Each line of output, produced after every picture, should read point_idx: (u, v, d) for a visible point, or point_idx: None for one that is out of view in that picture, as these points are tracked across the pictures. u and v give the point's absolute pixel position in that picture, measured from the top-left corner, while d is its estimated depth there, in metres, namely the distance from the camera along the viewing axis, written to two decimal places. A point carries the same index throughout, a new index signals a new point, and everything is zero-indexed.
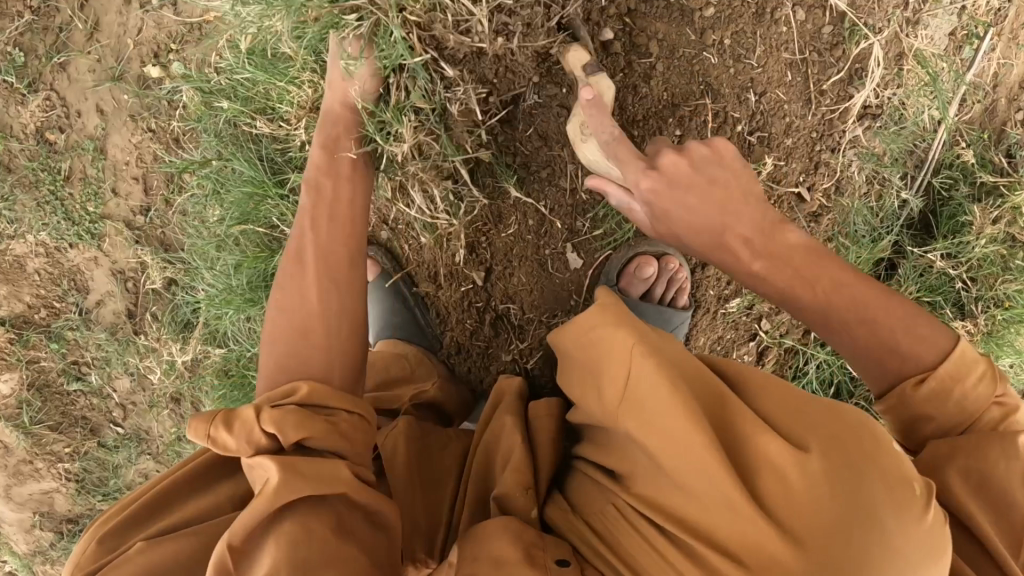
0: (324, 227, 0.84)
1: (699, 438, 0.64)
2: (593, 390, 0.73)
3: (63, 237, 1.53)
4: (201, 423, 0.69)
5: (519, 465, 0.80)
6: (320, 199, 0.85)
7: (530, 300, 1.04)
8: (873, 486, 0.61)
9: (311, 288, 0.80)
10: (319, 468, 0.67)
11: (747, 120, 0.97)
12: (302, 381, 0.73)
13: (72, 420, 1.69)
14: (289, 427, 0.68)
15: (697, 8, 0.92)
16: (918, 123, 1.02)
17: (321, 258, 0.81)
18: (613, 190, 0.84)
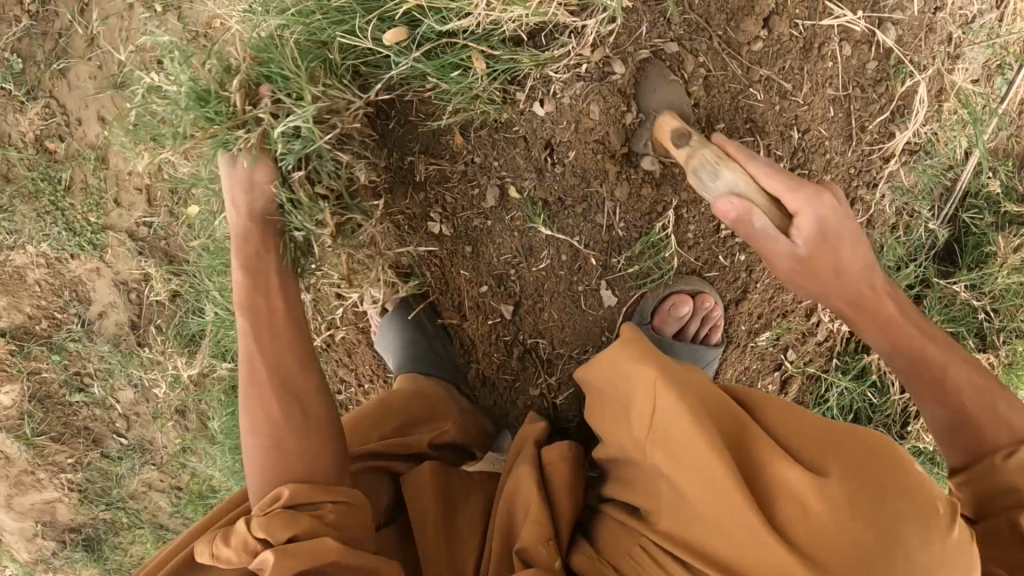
0: (271, 349, 0.80)
1: (720, 467, 0.63)
2: (623, 423, 0.73)
3: (64, 247, 1.49)
4: (204, 542, 0.71)
5: (539, 517, 0.78)
6: (259, 313, 0.82)
7: (561, 336, 1.03)
8: (896, 508, 0.60)
9: (274, 406, 0.77)
10: (309, 556, 0.66)
11: (788, 157, 0.94)
12: (282, 486, 0.71)
13: (74, 431, 1.66)
14: (277, 527, 0.67)
15: (745, 41, 0.90)
16: (951, 155, 1.02)
17: (281, 380, 0.78)
18: (759, 217, 0.75)
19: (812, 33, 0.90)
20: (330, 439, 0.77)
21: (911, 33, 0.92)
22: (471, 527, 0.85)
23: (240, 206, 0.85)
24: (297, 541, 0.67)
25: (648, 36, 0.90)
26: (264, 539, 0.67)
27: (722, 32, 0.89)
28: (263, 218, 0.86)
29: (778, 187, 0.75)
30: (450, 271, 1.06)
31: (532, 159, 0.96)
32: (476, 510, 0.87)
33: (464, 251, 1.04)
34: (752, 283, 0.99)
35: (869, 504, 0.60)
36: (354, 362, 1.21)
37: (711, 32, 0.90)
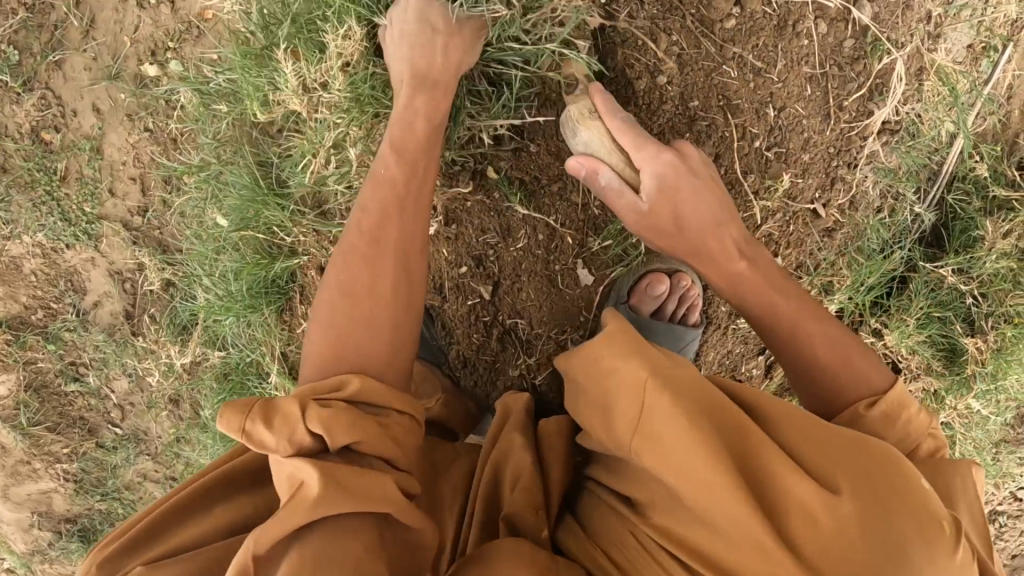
0: (403, 219, 0.81)
1: (722, 478, 0.62)
2: (609, 422, 0.70)
3: (59, 237, 1.51)
4: (236, 415, 0.67)
5: (529, 485, 0.81)
6: (406, 180, 0.82)
7: (539, 316, 1.03)
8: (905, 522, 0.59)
9: (383, 274, 0.78)
10: (361, 482, 0.66)
11: (765, 135, 0.95)
12: (354, 375, 0.72)
13: (70, 421, 1.68)
14: (340, 430, 0.67)
15: (718, 19, 0.91)
16: (936, 137, 1.01)
17: (400, 251, 0.79)
18: (606, 173, 0.84)
19: (786, 10, 0.90)
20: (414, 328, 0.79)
21: (888, 11, 0.92)
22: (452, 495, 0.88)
23: (444, 61, 0.84)
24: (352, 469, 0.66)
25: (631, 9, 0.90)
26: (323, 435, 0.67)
27: (694, 10, 0.90)
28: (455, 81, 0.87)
29: (626, 146, 0.84)
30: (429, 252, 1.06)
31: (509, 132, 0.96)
32: (458, 478, 0.90)
33: (442, 231, 1.04)
34: None
35: (873, 518, 0.60)
36: None
37: (684, 11, 0.90)
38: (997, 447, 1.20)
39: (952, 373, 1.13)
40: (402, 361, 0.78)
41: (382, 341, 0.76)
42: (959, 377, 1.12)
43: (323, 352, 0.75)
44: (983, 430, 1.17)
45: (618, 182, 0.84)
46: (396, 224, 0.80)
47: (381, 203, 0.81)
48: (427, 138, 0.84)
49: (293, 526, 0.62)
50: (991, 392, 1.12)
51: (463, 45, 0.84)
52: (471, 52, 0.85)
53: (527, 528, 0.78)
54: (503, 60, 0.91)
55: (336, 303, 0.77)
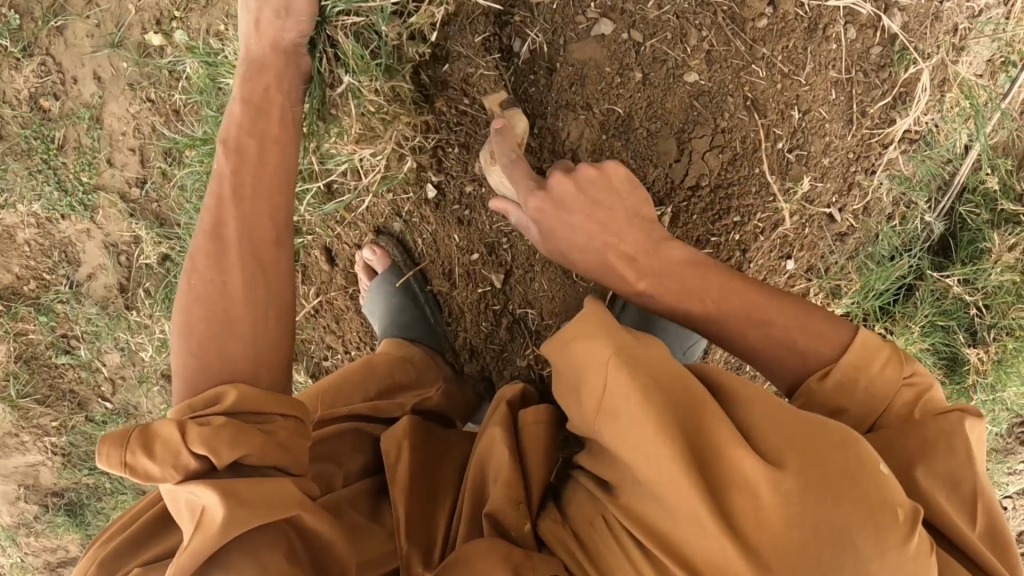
0: (244, 201, 0.75)
1: (668, 447, 0.61)
2: (578, 401, 0.70)
3: (55, 207, 1.48)
4: (115, 448, 0.64)
5: (508, 480, 0.77)
6: (240, 167, 0.76)
7: (551, 306, 1.03)
8: (846, 503, 0.57)
9: (234, 273, 0.73)
10: (261, 492, 0.62)
11: (787, 137, 0.95)
12: (228, 387, 0.68)
13: (60, 394, 1.65)
14: (224, 447, 0.63)
15: (750, 18, 0.90)
16: (951, 148, 1.01)
17: (243, 237, 0.74)
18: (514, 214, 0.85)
19: (818, 13, 0.90)
20: (278, 316, 0.74)
21: (917, 20, 0.92)
22: (439, 485, 0.84)
23: (262, 39, 0.82)
24: (238, 483, 0.62)
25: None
26: (205, 456, 0.63)
27: (727, 6, 0.90)
28: (296, 54, 0.85)
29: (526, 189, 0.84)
30: (441, 238, 1.07)
31: (467, 116, 0.99)
32: (448, 472, 0.87)
33: (455, 216, 1.05)
34: (745, 262, 1.01)
35: (819, 496, 0.58)
36: (342, 330, 1.22)
37: (715, 7, 0.90)
38: (989, 455, 1.22)
39: (952, 382, 1.14)
40: (273, 352, 0.72)
41: (242, 340, 0.71)
42: (960, 387, 1.13)
43: (188, 370, 0.70)
44: None
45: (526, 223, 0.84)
46: (238, 214, 0.75)
47: (218, 195, 0.75)
48: (255, 110, 0.80)
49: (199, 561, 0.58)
50: (987, 402, 1.13)
51: (274, 14, 0.82)
52: (287, 18, 0.83)
53: (510, 524, 0.75)
54: (341, 17, 0.90)
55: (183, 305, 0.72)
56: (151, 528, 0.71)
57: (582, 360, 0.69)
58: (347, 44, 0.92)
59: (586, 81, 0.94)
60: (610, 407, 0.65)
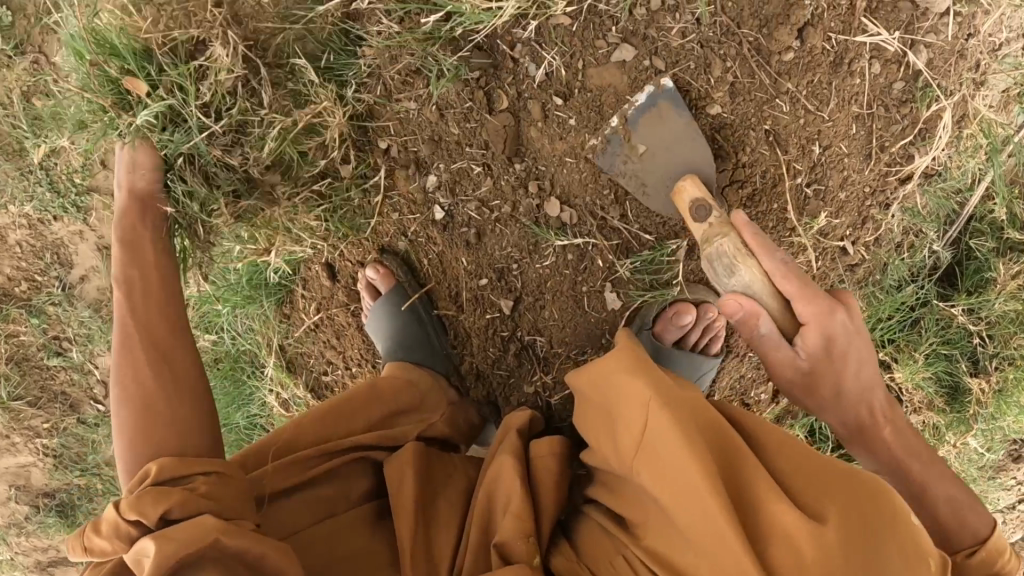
0: (136, 310, 0.80)
1: (709, 488, 0.60)
2: (612, 436, 0.69)
3: (46, 209, 1.45)
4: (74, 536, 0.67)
5: (520, 509, 0.76)
6: (130, 284, 0.83)
7: (561, 335, 1.03)
8: (888, 554, 0.57)
9: (140, 367, 0.76)
10: (182, 528, 0.61)
11: (807, 171, 0.94)
12: (151, 463, 0.68)
13: (51, 395, 1.63)
14: (148, 504, 0.63)
15: (777, 51, 0.89)
16: (963, 179, 1.01)
17: (141, 335, 0.78)
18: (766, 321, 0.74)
19: (844, 47, 0.89)
20: (190, 389, 0.76)
21: (942, 57, 0.91)
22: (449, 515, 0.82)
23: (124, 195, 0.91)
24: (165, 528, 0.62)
25: (682, 27, 0.89)
26: (138, 521, 0.63)
27: (753, 37, 0.89)
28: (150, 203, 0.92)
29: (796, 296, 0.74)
30: (449, 261, 1.06)
31: (480, 146, 0.98)
32: (453, 498, 0.85)
33: (463, 239, 1.03)
34: None
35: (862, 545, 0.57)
36: (343, 345, 1.21)
37: (742, 37, 0.89)
38: (985, 479, 1.23)
39: (952, 410, 1.15)
40: (199, 429, 0.74)
41: (167, 428, 0.73)
42: (960, 414, 1.14)
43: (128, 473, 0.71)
44: (974, 464, 1.20)
45: (778, 336, 0.74)
46: (133, 325, 0.79)
47: (116, 316, 0.80)
48: (129, 249, 0.86)
49: None
50: (986, 430, 1.14)
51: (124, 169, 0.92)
52: (136, 170, 0.93)
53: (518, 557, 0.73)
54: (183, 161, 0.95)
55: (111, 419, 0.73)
56: None
57: (621, 395, 0.68)
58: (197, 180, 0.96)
59: (604, 108, 0.92)
60: (649, 445, 0.64)
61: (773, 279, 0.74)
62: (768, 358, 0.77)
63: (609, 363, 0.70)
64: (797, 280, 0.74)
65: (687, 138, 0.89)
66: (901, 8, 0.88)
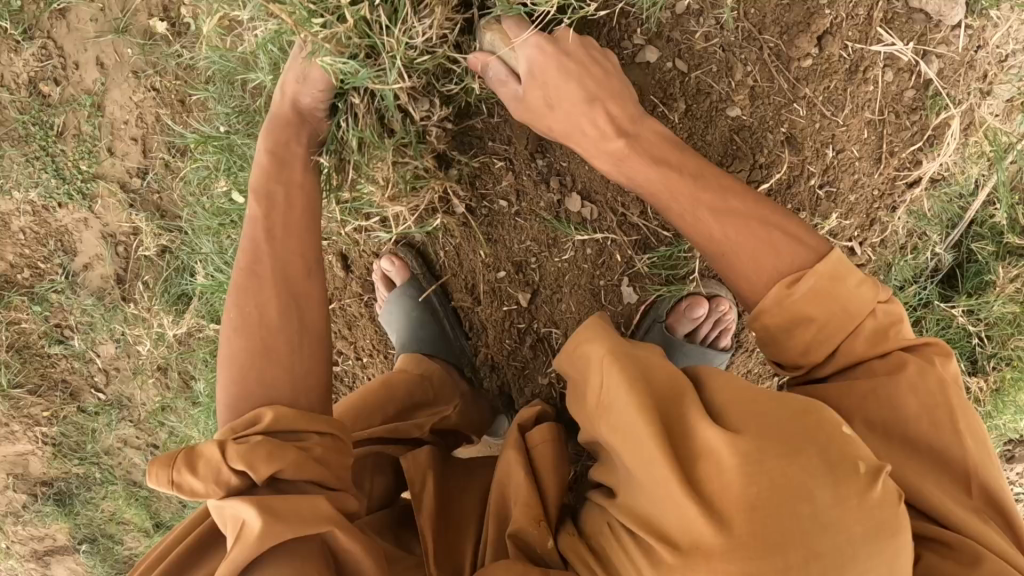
0: (276, 242, 0.78)
1: (646, 424, 0.62)
2: (577, 397, 0.72)
3: (52, 195, 1.44)
4: (162, 467, 0.67)
5: (527, 500, 0.78)
6: (270, 209, 0.79)
7: (577, 328, 1.05)
8: (809, 465, 0.58)
9: (271, 303, 0.76)
10: (298, 507, 0.64)
11: (820, 173, 0.97)
12: (266, 408, 0.70)
13: (52, 383, 1.61)
14: (260, 462, 0.65)
15: (796, 57, 0.92)
16: (966, 185, 1.03)
17: (278, 271, 0.77)
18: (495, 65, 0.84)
19: (858, 55, 0.92)
20: (310, 342, 0.76)
21: (952, 67, 0.94)
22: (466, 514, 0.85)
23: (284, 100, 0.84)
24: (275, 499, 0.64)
25: (706, 31, 0.91)
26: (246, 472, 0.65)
27: (774, 43, 0.91)
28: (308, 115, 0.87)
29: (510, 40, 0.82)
30: (467, 253, 1.07)
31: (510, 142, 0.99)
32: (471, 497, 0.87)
33: (483, 233, 1.04)
34: None
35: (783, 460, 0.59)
36: (354, 336, 1.22)
37: (762, 43, 0.91)
38: None
39: None
40: (313, 382, 0.74)
41: (281, 364, 0.74)
42: None
43: (231, 389, 0.73)
44: None
45: (504, 74, 0.83)
46: (271, 252, 0.77)
47: (251, 234, 0.78)
48: (276, 159, 0.82)
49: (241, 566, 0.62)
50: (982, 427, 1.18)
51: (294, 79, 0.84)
52: (307, 85, 0.84)
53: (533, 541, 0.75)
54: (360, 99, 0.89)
55: (229, 347, 0.74)
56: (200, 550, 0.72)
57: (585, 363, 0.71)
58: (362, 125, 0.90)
59: None
60: (606, 402, 0.67)
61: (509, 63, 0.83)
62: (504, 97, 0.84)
63: (579, 334, 0.73)
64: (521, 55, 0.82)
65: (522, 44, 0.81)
66: (914, 19, 0.91)
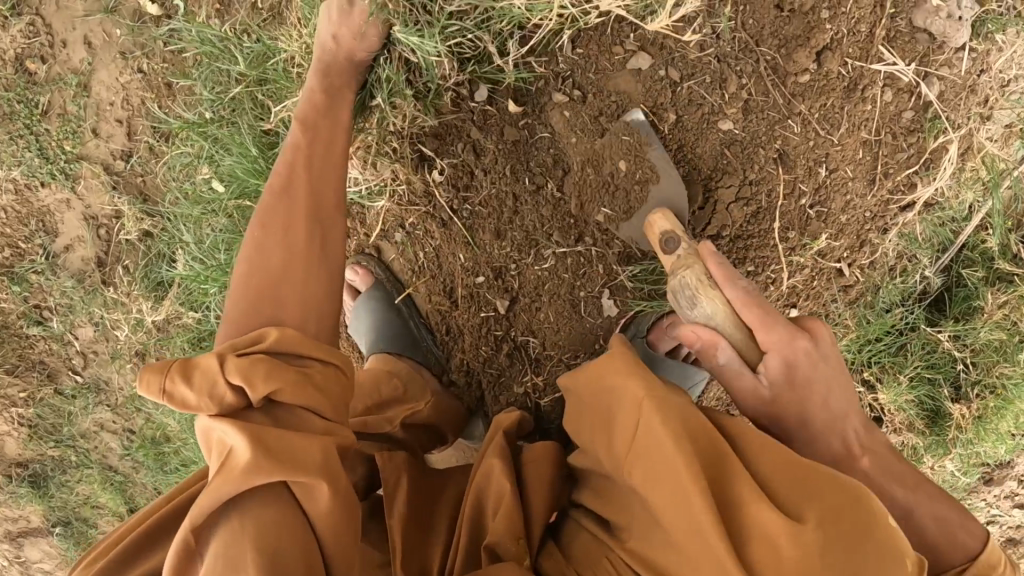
0: (316, 169, 0.83)
1: (695, 490, 0.60)
2: (606, 436, 0.69)
3: (35, 174, 1.41)
4: (156, 375, 0.66)
5: (509, 513, 0.76)
6: (313, 141, 0.85)
7: (554, 338, 1.03)
8: (863, 560, 0.56)
9: (296, 223, 0.78)
10: (291, 449, 0.62)
11: (811, 193, 0.95)
12: (271, 328, 0.69)
13: (29, 364, 1.59)
14: (259, 381, 0.64)
15: (793, 72, 0.90)
16: (961, 209, 1.01)
17: (311, 196, 0.80)
18: (725, 349, 0.72)
19: (858, 73, 0.90)
20: (326, 273, 0.77)
21: (953, 91, 0.92)
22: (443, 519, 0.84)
23: (339, 49, 0.89)
24: (271, 435, 0.62)
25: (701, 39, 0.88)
26: (240, 387, 0.64)
27: (771, 56, 0.89)
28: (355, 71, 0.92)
29: (751, 319, 0.72)
30: (445, 254, 1.06)
31: (506, 147, 0.97)
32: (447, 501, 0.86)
33: (463, 237, 1.03)
34: None
35: (840, 554, 0.56)
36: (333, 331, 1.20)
37: (759, 55, 0.89)
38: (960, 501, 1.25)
39: (932, 432, 1.17)
40: (324, 310, 0.74)
41: (297, 287, 0.74)
42: (939, 438, 1.16)
43: (238, 314, 0.72)
44: (947, 485, 1.23)
45: (739, 364, 0.72)
46: (307, 179, 0.81)
47: (293, 159, 0.83)
48: (329, 97, 0.89)
49: (220, 500, 0.60)
50: (962, 453, 1.17)
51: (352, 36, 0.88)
52: (362, 41, 0.89)
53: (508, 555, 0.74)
54: (405, 49, 0.91)
55: (247, 257, 0.76)
56: (154, 536, 0.71)
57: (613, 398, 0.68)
58: (394, 72, 0.93)
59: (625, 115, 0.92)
60: (641, 448, 0.64)
61: (733, 307, 0.73)
62: (733, 387, 0.73)
63: (609, 363, 0.70)
64: (757, 308, 0.72)
65: (757, 305, 0.72)
66: (917, 39, 0.89)
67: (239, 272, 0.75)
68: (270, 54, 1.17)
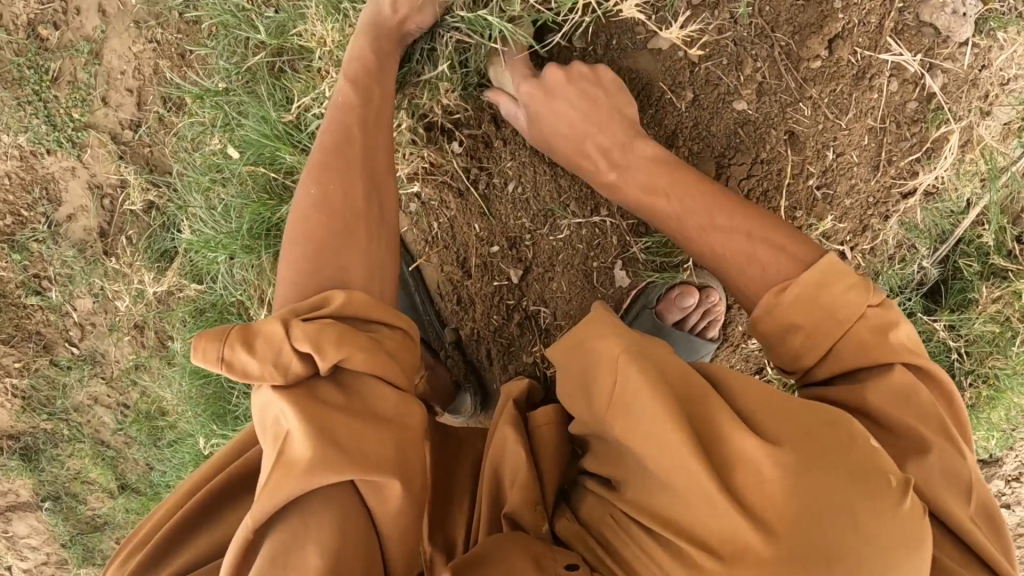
0: (366, 134, 0.82)
1: (676, 429, 0.61)
2: (585, 399, 0.69)
3: (41, 141, 1.41)
4: (213, 342, 0.65)
5: (526, 482, 0.76)
6: (364, 103, 0.84)
7: (565, 309, 1.05)
8: (840, 475, 0.58)
9: (354, 181, 0.78)
10: (354, 439, 0.61)
11: (819, 174, 0.99)
12: (337, 291, 0.69)
13: (25, 334, 1.58)
14: (329, 346, 0.64)
15: (807, 58, 0.93)
16: (958, 202, 1.04)
17: (366, 156, 0.80)
18: (506, 103, 0.94)
19: (867, 61, 0.93)
20: (385, 235, 0.78)
21: (956, 84, 0.95)
22: (459, 489, 0.84)
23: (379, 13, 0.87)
24: (336, 418, 0.62)
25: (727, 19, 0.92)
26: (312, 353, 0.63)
27: (785, 42, 0.92)
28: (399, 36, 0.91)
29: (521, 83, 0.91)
30: (459, 226, 1.07)
31: None
32: (461, 474, 0.86)
33: (478, 207, 1.05)
34: None
35: (817, 469, 0.58)
36: None
37: (774, 41, 0.92)
38: None
39: None
40: (386, 268, 0.76)
41: (359, 242, 0.75)
42: None
43: (299, 271, 0.72)
44: None
45: (513, 111, 0.93)
46: (361, 139, 0.81)
47: (344, 121, 0.82)
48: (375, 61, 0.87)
49: (282, 498, 0.59)
50: None
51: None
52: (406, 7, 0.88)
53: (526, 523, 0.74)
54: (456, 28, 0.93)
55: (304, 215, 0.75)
56: (176, 537, 0.70)
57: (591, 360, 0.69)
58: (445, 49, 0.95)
59: (643, 91, 0.96)
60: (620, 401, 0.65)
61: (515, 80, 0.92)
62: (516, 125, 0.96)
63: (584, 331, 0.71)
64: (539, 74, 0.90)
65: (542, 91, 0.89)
66: (924, 33, 0.92)
67: (297, 229, 0.75)
68: (290, 25, 1.17)
